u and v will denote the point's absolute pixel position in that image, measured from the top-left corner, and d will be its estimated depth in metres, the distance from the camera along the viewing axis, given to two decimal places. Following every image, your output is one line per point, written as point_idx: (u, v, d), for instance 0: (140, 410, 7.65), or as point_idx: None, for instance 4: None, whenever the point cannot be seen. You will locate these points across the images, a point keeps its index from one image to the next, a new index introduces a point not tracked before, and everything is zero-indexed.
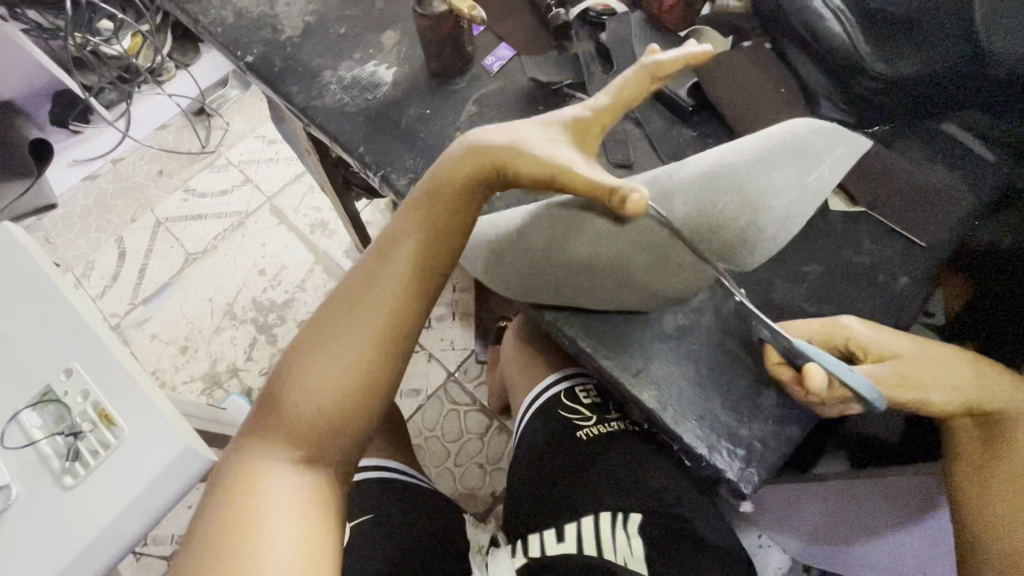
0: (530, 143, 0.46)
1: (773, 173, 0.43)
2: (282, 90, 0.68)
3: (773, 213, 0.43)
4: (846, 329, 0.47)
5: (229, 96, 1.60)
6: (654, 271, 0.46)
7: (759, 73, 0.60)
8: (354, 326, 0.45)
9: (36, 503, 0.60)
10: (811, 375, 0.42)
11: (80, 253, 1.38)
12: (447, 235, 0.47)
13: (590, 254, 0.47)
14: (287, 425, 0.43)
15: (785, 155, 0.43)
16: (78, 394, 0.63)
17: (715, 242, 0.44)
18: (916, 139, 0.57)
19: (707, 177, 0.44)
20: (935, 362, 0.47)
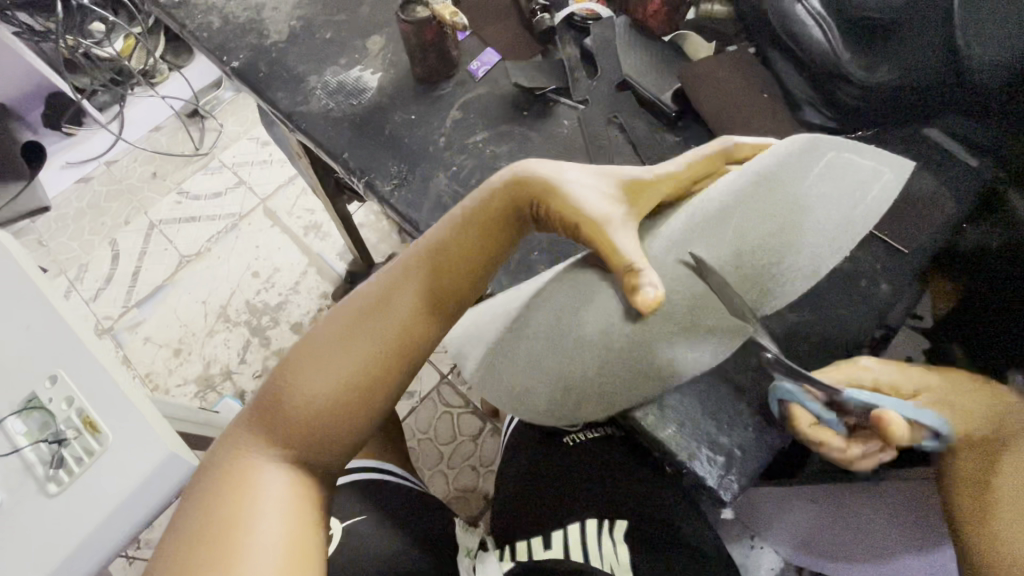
0: (570, 188, 0.47)
1: (814, 210, 0.40)
2: (268, 95, 0.68)
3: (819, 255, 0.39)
4: (868, 372, 0.48)
5: (223, 98, 1.58)
6: (682, 338, 0.40)
7: (741, 80, 0.60)
8: (365, 332, 0.45)
9: (19, 511, 0.60)
10: (895, 424, 0.41)
11: (73, 255, 1.37)
12: (467, 260, 0.48)
13: (603, 332, 0.41)
14: (285, 423, 0.43)
15: (826, 187, 0.41)
16: (63, 401, 0.63)
17: (753, 291, 0.39)
18: (897, 144, 0.55)
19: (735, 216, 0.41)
20: (952, 392, 0.49)
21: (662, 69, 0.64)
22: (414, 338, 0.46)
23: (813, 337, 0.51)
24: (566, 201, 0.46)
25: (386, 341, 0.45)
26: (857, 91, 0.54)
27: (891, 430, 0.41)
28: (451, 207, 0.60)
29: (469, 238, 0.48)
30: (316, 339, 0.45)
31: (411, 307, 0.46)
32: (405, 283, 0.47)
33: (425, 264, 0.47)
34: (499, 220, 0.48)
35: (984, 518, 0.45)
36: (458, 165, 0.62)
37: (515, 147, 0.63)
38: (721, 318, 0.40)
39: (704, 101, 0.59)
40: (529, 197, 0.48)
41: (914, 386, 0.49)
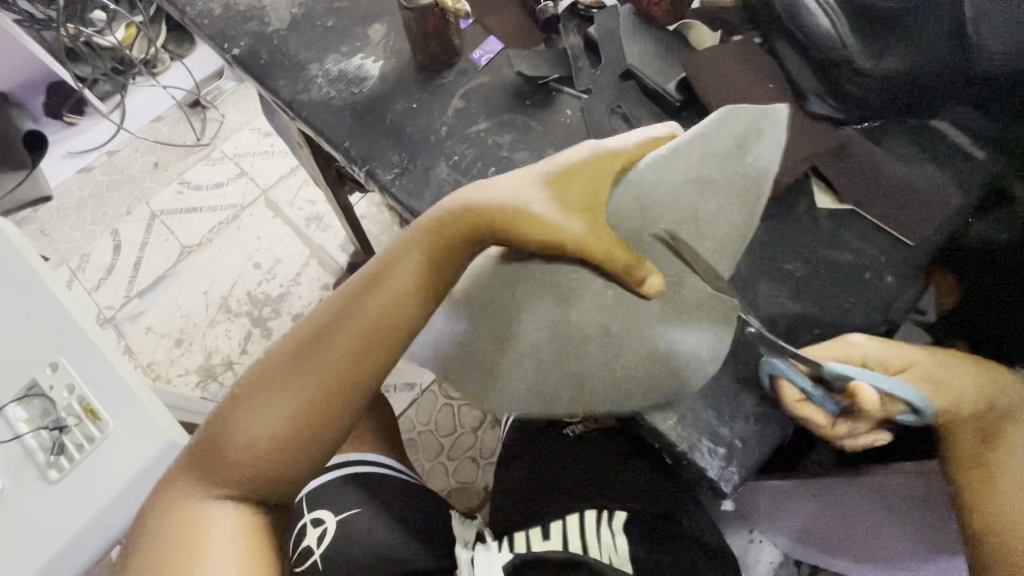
0: (532, 210, 0.47)
1: (743, 168, 0.52)
2: (269, 83, 0.67)
3: (761, 199, 0.52)
4: (859, 348, 0.47)
5: (224, 88, 1.57)
6: (672, 310, 0.48)
7: (746, 67, 0.59)
8: (309, 365, 0.44)
9: (19, 498, 0.60)
10: (869, 394, 0.43)
11: (75, 245, 1.37)
12: (418, 288, 0.47)
13: (586, 322, 0.48)
14: (230, 459, 0.43)
15: (746, 145, 0.52)
16: (64, 387, 0.63)
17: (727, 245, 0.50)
18: (901, 135, 0.56)
19: (689, 186, 0.50)
20: (947, 370, 0.47)
21: (667, 57, 0.63)
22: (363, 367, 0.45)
23: (815, 328, 0.51)
24: (526, 214, 0.47)
25: (330, 372, 0.44)
26: (862, 81, 0.53)
27: (864, 402, 0.43)
28: (452, 197, 0.60)
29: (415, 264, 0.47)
30: (258, 372, 0.45)
31: (351, 338, 0.45)
32: (349, 313, 0.46)
33: (368, 292, 0.46)
34: (448, 241, 0.48)
35: (984, 494, 0.47)
36: (460, 155, 0.62)
37: (518, 137, 0.62)
38: (700, 288, 0.49)
39: (708, 90, 0.59)
40: (474, 213, 0.47)
41: (907, 360, 0.47)
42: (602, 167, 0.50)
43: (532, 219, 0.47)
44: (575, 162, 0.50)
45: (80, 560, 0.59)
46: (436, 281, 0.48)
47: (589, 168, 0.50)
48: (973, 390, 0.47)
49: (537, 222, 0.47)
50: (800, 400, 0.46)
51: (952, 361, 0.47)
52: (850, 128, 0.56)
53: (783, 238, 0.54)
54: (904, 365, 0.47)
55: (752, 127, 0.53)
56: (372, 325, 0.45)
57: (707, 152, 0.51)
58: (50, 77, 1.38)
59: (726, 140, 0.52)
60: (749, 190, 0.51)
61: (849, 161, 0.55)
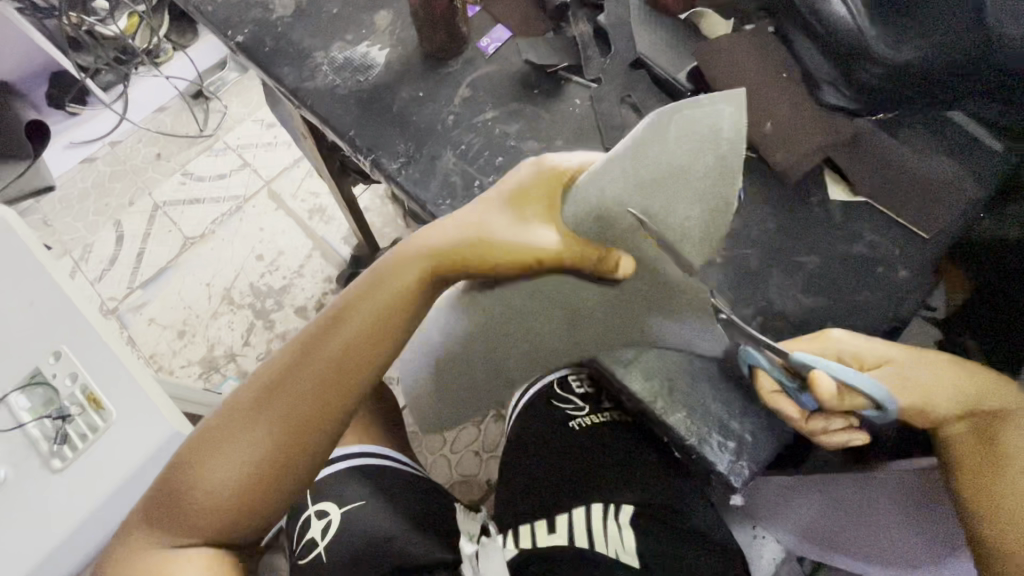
0: (491, 233, 0.47)
1: (702, 147, 0.41)
2: (274, 71, 0.66)
3: (733, 179, 0.40)
4: (834, 343, 0.47)
5: (228, 79, 1.54)
6: (653, 305, 0.45)
7: (758, 56, 0.58)
8: (270, 412, 0.46)
9: (26, 487, 0.59)
10: (826, 383, 0.42)
11: (78, 236, 1.37)
12: (377, 332, 0.47)
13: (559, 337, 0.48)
14: (194, 504, 0.45)
15: (708, 141, 0.40)
16: (67, 376, 0.63)
17: (700, 237, 0.42)
18: (917, 130, 0.55)
19: (629, 191, 0.43)
20: (923, 360, 0.49)
21: (678, 47, 0.62)
22: (320, 410, 0.46)
23: (827, 323, 0.50)
24: (482, 242, 0.47)
25: (291, 418, 0.46)
26: (881, 70, 0.52)
27: (821, 391, 0.42)
28: (458, 186, 0.59)
29: (367, 309, 0.47)
30: (222, 418, 0.47)
31: (307, 386, 0.46)
32: (305, 361, 0.47)
33: (321, 341, 0.47)
34: (406, 284, 0.48)
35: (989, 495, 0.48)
36: (467, 144, 0.61)
37: (526, 126, 0.61)
38: (676, 279, 0.44)
39: (719, 79, 0.58)
40: (423, 257, 0.48)
41: (887, 354, 0.48)
42: (552, 183, 0.47)
43: (488, 246, 0.46)
44: (525, 180, 0.48)
45: (85, 550, 0.58)
46: (405, 313, 0.48)
47: (540, 182, 0.47)
48: (952, 387, 0.48)
49: (488, 253, 0.46)
50: (774, 389, 0.46)
51: (926, 356, 0.49)
52: (864, 120, 0.55)
53: (795, 231, 0.54)
54: (882, 361, 0.47)
55: (704, 109, 0.41)
56: (329, 375, 0.46)
57: (643, 153, 0.42)
58: (53, 67, 1.37)
59: (667, 127, 0.42)
60: (716, 169, 0.40)
61: (864, 152, 0.54)
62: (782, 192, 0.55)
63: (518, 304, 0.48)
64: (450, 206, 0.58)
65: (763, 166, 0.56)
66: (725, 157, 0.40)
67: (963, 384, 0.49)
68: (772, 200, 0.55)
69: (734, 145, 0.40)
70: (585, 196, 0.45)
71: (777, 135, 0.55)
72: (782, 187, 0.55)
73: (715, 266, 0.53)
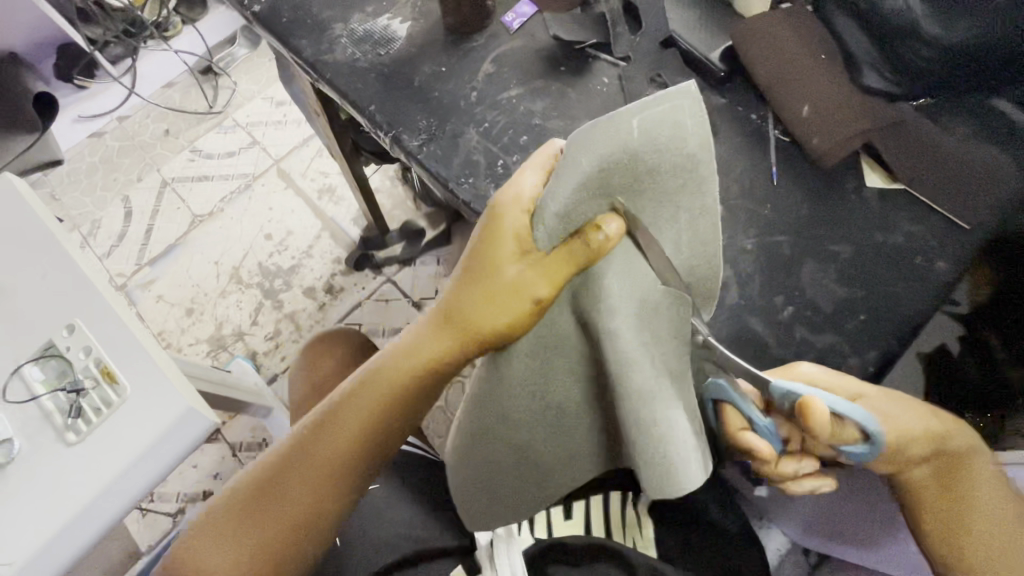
0: (483, 290, 0.41)
1: (668, 152, 0.34)
2: (291, 43, 0.64)
3: (705, 182, 0.34)
4: (806, 375, 0.44)
5: (237, 55, 1.53)
6: (642, 331, 0.38)
7: (796, 36, 0.56)
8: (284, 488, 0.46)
9: (38, 459, 0.60)
10: (823, 410, 0.35)
11: (86, 211, 1.36)
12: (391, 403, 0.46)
13: (575, 394, 0.44)
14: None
15: (672, 139, 0.33)
16: (80, 350, 0.62)
17: (682, 240, 0.37)
18: (961, 116, 0.53)
19: (587, 197, 0.36)
20: (896, 399, 0.45)
21: (710, 28, 0.60)
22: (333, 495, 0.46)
23: (861, 314, 0.49)
24: (461, 314, 0.42)
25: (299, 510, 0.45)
26: (929, 51, 0.50)
27: (813, 419, 0.35)
28: (481, 164, 0.57)
29: (366, 399, 0.46)
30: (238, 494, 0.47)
31: (311, 480, 0.46)
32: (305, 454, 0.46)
33: (322, 429, 0.47)
34: (401, 367, 0.45)
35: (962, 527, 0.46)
36: (490, 122, 0.59)
37: (551, 105, 0.59)
38: (659, 295, 0.38)
39: (755, 59, 0.56)
40: (415, 343, 0.45)
41: (857, 389, 0.45)
42: (506, 224, 0.40)
43: (475, 309, 0.41)
44: (498, 223, 0.40)
45: (93, 528, 0.57)
46: (418, 393, 0.46)
47: (513, 225, 0.40)
48: (925, 427, 0.45)
49: (478, 317, 0.41)
50: (744, 428, 0.42)
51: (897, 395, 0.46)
52: (904, 104, 0.53)
53: (827, 219, 0.52)
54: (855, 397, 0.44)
55: (669, 109, 0.33)
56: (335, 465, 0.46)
57: (604, 157, 0.35)
58: None
59: (634, 129, 0.34)
60: (681, 171, 0.34)
61: (905, 136, 0.52)
62: (815, 179, 0.54)
63: (519, 368, 0.42)
64: (472, 185, 0.57)
65: (797, 152, 0.55)
66: (693, 158, 0.34)
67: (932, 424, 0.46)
68: (804, 188, 0.54)
69: (704, 146, 0.33)
70: (545, 219, 0.38)
71: (815, 119, 0.53)
72: (816, 174, 0.54)
73: (745, 254, 0.52)
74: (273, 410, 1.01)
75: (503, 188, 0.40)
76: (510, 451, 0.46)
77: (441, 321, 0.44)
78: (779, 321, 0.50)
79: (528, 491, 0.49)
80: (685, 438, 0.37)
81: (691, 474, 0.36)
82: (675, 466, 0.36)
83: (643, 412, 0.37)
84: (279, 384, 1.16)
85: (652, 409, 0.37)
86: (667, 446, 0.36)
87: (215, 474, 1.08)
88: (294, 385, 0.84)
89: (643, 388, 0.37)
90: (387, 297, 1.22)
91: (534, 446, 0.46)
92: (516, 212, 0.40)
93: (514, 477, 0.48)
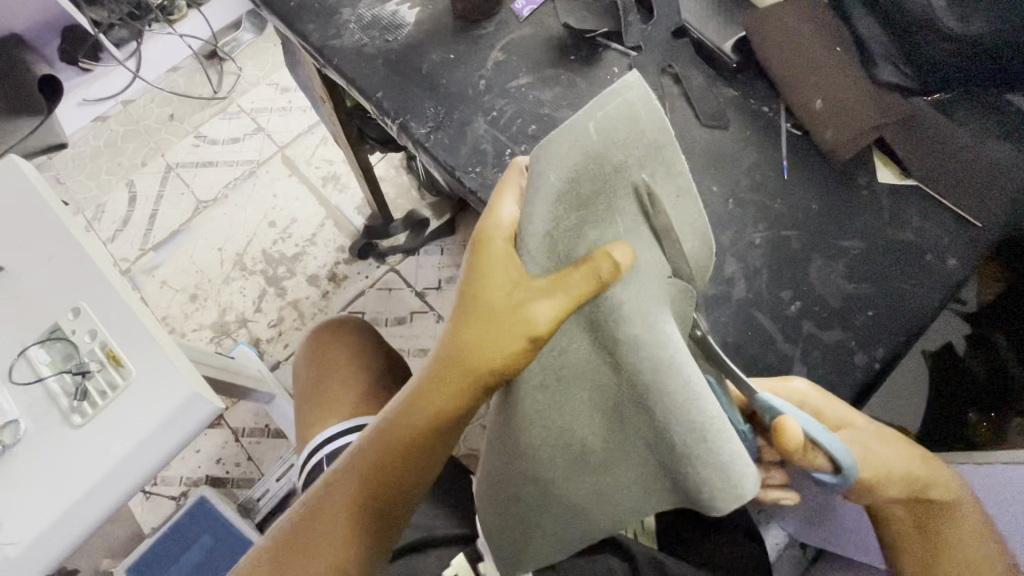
0: (492, 320, 0.39)
1: (631, 145, 0.34)
2: (298, 27, 0.64)
3: (676, 165, 0.35)
4: (799, 392, 0.44)
5: (243, 40, 1.51)
6: (658, 330, 0.35)
7: (811, 28, 0.55)
8: (318, 537, 0.46)
9: (43, 441, 0.60)
10: (796, 428, 0.35)
11: (90, 195, 1.36)
12: (407, 439, 0.44)
13: (596, 424, 0.41)
14: None
15: (629, 131, 0.34)
16: (86, 333, 0.62)
17: (681, 232, 0.37)
18: (977, 111, 0.52)
19: (571, 208, 0.36)
20: (880, 436, 0.46)
21: (723, 19, 0.60)
22: (352, 550, 0.45)
23: (869, 310, 0.49)
24: (467, 349, 0.40)
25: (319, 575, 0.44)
26: (947, 45, 0.50)
27: (787, 442, 0.35)
28: (489, 153, 0.57)
29: (372, 455, 0.45)
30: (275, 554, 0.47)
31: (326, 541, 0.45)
32: (319, 516, 0.46)
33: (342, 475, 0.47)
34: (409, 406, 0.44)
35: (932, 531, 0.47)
36: (499, 110, 0.58)
37: (561, 94, 0.59)
38: (666, 287, 0.38)
39: (768, 51, 0.55)
40: (413, 396, 0.44)
41: (851, 419, 0.45)
42: (493, 258, 0.38)
43: (475, 345, 0.40)
44: (485, 259, 0.38)
45: (97, 511, 0.57)
46: (426, 435, 0.44)
47: (501, 255, 0.38)
48: (900, 467, 0.46)
49: (480, 354, 0.40)
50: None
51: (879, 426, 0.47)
52: (918, 99, 0.52)
53: (837, 214, 0.52)
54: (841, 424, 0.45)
55: (620, 104, 0.33)
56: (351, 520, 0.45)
57: (573, 167, 0.34)
58: None
59: (592, 132, 0.34)
60: (648, 158, 0.35)
61: (921, 131, 0.51)
62: (826, 173, 0.53)
63: (534, 399, 0.41)
64: (479, 174, 0.56)
65: (809, 145, 0.54)
66: (655, 145, 0.34)
67: (913, 464, 0.46)
68: (815, 183, 0.53)
69: (662, 131, 0.34)
70: (534, 235, 0.37)
71: (827, 113, 0.52)
72: (828, 168, 0.53)
73: (754, 248, 0.52)
74: (276, 397, 1.01)
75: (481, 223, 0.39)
76: (542, 488, 0.44)
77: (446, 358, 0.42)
78: (786, 316, 0.50)
79: (568, 532, 0.45)
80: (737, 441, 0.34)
81: (749, 473, 0.34)
82: (732, 474, 0.33)
83: (687, 420, 0.34)
84: (282, 371, 1.17)
85: (692, 416, 0.34)
86: (720, 452, 0.33)
87: (218, 458, 1.09)
88: (299, 373, 0.84)
89: (682, 394, 0.34)
90: (390, 286, 1.21)
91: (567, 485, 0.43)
92: (499, 244, 0.38)
93: (551, 515, 0.45)
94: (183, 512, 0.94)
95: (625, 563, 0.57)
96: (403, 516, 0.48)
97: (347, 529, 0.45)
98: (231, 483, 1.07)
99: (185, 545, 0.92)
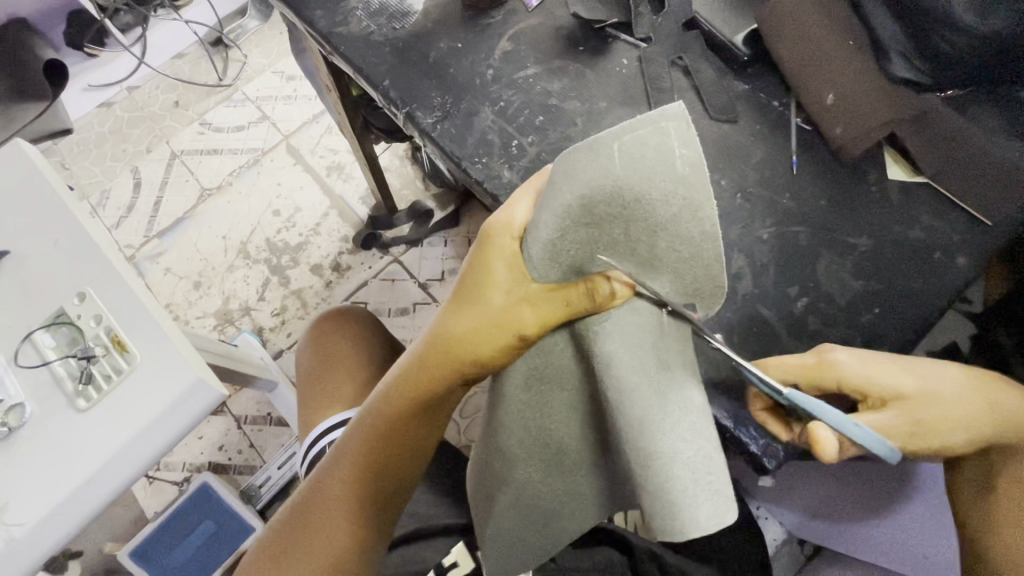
0: (482, 318, 0.41)
1: (657, 176, 0.32)
2: (305, 14, 0.63)
3: (703, 210, 0.33)
4: (835, 368, 0.42)
5: (248, 27, 1.51)
6: (641, 354, 0.38)
7: (824, 21, 0.54)
8: (328, 500, 0.51)
9: (48, 424, 0.61)
10: (826, 437, 0.37)
11: (96, 180, 1.36)
12: (406, 416, 0.49)
13: (576, 429, 0.44)
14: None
15: (657, 163, 0.32)
16: (91, 318, 0.62)
17: (686, 271, 0.36)
18: (988, 109, 0.51)
19: (585, 225, 0.35)
20: (942, 397, 0.42)
21: (735, 15, 0.59)
22: (363, 525, 0.51)
23: (876, 307, 0.49)
24: (457, 342, 0.42)
25: (332, 546, 0.50)
26: (961, 39, 0.47)
27: (820, 452, 0.37)
28: (495, 144, 0.56)
29: (373, 428, 0.50)
30: (295, 513, 0.53)
31: (331, 519, 0.51)
32: (328, 482, 0.52)
33: (349, 443, 0.51)
34: (409, 390, 0.47)
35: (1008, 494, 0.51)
36: (506, 101, 0.58)
37: (569, 85, 0.58)
38: (660, 319, 0.39)
39: (778, 44, 0.55)
40: (405, 380, 0.47)
41: (898, 388, 0.41)
42: (496, 256, 0.39)
43: (465, 345, 0.42)
44: (485, 258, 0.39)
45: (100, 495, 0.58)
46: (422, 415, 0.49)
47: (503, 256, 0.39)
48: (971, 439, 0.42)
49: (474, 353, 0.42)
50: (765, 408, 0.44)
51: (936, 371, 0.43)
52: (930, 95, 0.51)
53: (845, 211, 0.52)
54: (898, 395, 0.41)
55: (653, 132, 0.32)
56: (351, 501, 0.51)
57: (589, 186, 0.34)
58: None
59: (614, 153, 0.33)
60: (674, 194, 0.32)
61: (933, 127, 0.51)
62: (835, 170, 0.53)
63: (515, 398, 0.43)
64: (485, 165, 0.56)
65: (820, 142, 0.54)
66: (684, 181, 0.32)
67: (987, 420, 0.42)
68: (823, 178, 0.53)
69: (696, 167, 0.32)
70: (537, 242, 0.37)
71: (839, 108, 0.52)
72: (839, 164, 0.53)
73: (761, 243, 0.51)
74: (278, 385, 1.02)
75: (493, 218, 0.39)
76: (516, 488, 0.46)
77: (440, 348, 0.44)
78: (792, 312, 0.49)
79: (537, 525, 0.48)
80: (690, 476, 0.35)
81: (701, 517, 0.34)
82: (676, 507, 0.35)
83: (644, 449, 0.37)
84: (284, 359, 1.17)
85: (644, 442, 0.37)
86: (671, 484, 0.35)
87: (220, 445, 1.10)
88: (302, 360, 0.84)
89: (640, 420, 0.37)
90: (393, 277, 1.21)
91: (539, 483, 0.46)
92: (507, 241, 0.39)
93: (521, 512, 0.47)
94: (184, 498, 0.94)
95: (626, 559, 0.57)
96: (402, 491, 0.53)
97: (347, 512, 0.51)
98: (233, 470, 1.08)
99: (187, 531, 0.93)
